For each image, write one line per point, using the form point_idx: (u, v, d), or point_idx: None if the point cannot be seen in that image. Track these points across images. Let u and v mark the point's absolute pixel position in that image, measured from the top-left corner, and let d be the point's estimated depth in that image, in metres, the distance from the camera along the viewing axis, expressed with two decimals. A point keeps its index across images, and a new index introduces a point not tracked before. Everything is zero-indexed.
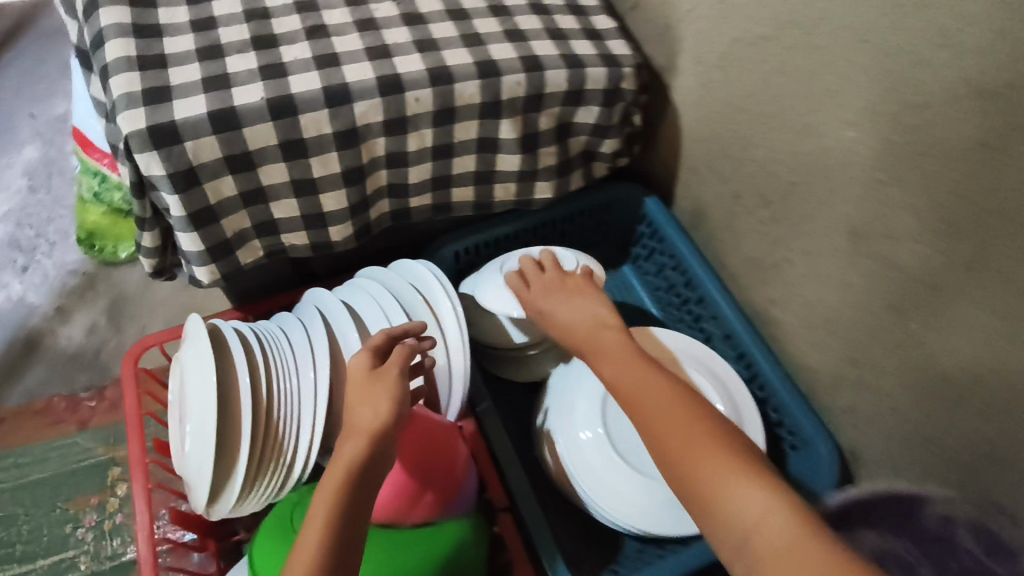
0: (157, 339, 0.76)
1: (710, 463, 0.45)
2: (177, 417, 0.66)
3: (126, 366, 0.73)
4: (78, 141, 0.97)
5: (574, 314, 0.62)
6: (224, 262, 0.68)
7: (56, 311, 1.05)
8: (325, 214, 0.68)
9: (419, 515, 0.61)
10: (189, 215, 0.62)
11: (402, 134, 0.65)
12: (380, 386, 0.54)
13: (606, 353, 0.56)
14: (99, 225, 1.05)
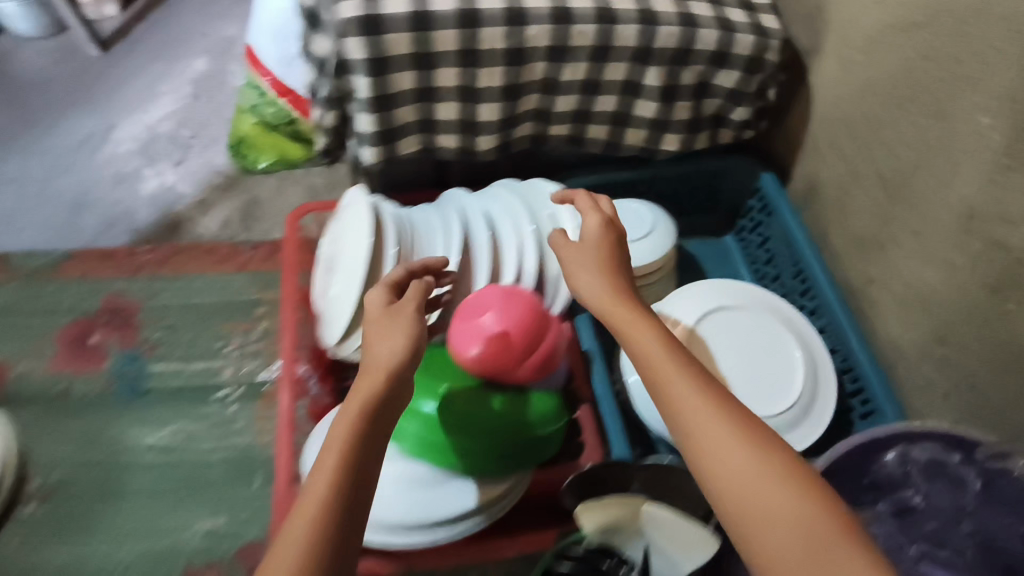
0: (317, 206, 0.86)
1: (736, 472, 0.41)
2: (324, 271, 0.78)
3: (289, 222, 0.85)
4: (252, 60, 1.13)
5: (602, 274, 0.56)
6: (388, 148, 0.78)
7: (197, 203, 1.20)
8: (478, 122, 0.77)
9: (519, 377, 0.67)
10: (371, 97, 0.72)
11: (560, 63, 0.74)
12: (396, 322, 0.52)
13: (632, 327, 0.51)
14: (249, 133, 1.20)
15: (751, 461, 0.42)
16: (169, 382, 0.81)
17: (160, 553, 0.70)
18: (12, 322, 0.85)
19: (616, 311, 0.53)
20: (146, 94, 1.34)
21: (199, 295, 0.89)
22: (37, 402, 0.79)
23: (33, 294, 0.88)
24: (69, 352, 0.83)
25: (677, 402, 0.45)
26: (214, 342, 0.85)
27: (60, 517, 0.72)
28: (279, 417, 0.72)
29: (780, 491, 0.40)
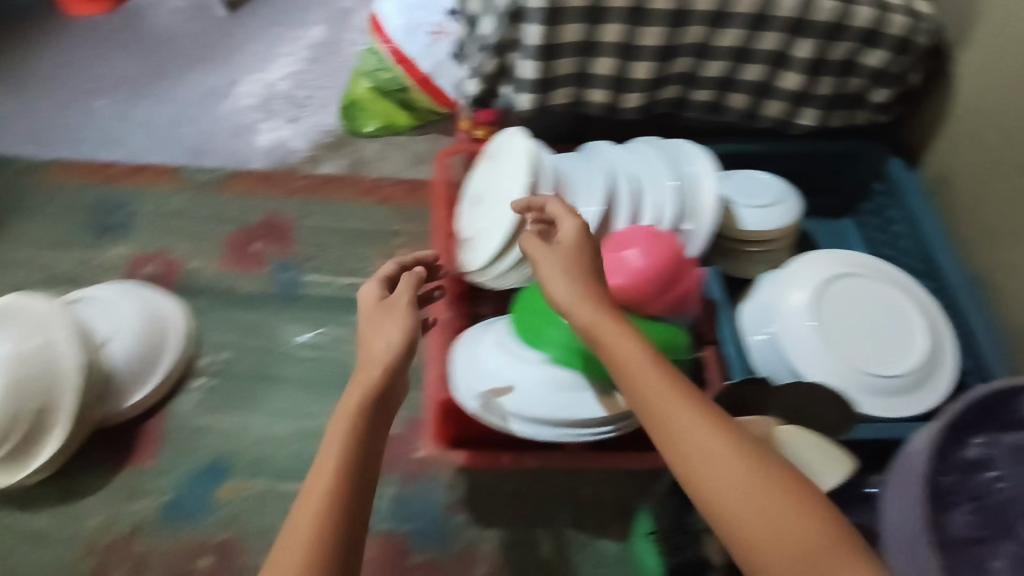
0: (465, 146, 0.92)
1: (728, 489, 0.41)
2: (473, 204, 0.84)
3: (440, 158, 0.92)
4: (375, 27, 1.02)
5: (577, 283, 0.53)
6: (542, 96, 0.83)
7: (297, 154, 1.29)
8: (629, 80, 0.82)
9: (656, 309, 0.72)
10: (539, 45, 0.78)
11: (718, 28, 0.78)
12: (385, 324, 0.54)
13: (614, 339, 0.49)
14: (363, 99, 1.06)
15: (734, 466, 0.42)
16: (320, 291, 0.89)
17: (311, 433, 0.79)
18: (186, 223, 0.95)
19: (593, 325, 0.50)
20: (265, 50, 1.18)
21: (347, 219, 0.97)
22: (207, 294, 0.89)
23: (203, 201, 0.97)
24: (235, 254, 0.92)
25: (665, 413, 0.45)
26: (360, 261, 0.93)
27: (227, 393, 0.81)
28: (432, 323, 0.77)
29: (765, 495, 0.40)
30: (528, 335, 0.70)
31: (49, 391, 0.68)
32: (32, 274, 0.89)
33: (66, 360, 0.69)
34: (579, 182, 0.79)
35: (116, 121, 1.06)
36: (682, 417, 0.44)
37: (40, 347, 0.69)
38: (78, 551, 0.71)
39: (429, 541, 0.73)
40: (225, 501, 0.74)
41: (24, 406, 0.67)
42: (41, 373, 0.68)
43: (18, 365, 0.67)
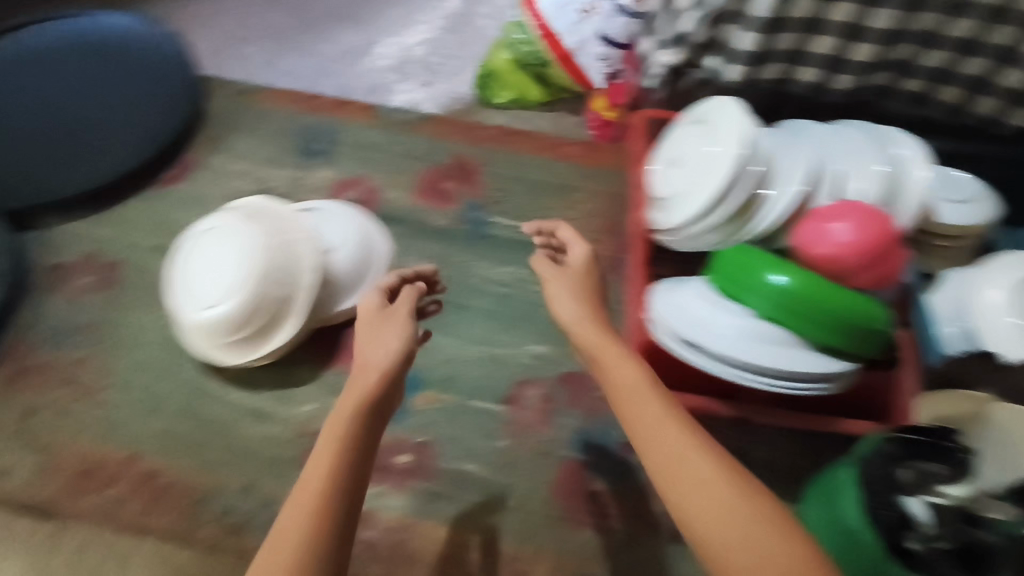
0: (660, 112, 0.94)
1: (681, 472, 0.51)
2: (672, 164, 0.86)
3: (636, 121, 0.94)
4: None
5: (581, 310, 0.69)
6: (754, 68, 0.86)
7: None
8: (846, 61, 0.84)
9: (860, 282, 0.74)
10: (764, 16, 0.80)
11: (949, 19, 0.78)
12: (386, 328, 0.64)
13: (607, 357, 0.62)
14: (501, 70, 1.07)
15: (710, 478, 0.50)
16: (508, 233, 0.94)
17: (497, 360, 0.84)
18: (383, 157, 1.01)
19: (599, 349, 0.63)
20: (404, 15, 1.18)
21: (530, 170, 1.01)
22: (401, 224, 0.95)
23: (397, 139, 1.03)
24: (426, 190, 0.98)
25: (646, 433, 0.54)
26: (543, 211, 0.97)
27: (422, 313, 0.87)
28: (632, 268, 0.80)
29: (738, 506, 0.48)
30: (730, 289, 0.75)
31: (286, 283, 0.75)
32: (247, 186, 0.97)
33: (301, 259, 0.76)
34: (784, 157, 0.81)
35: (268, 80, 1.11)
36: (645, 417, 0.55)
37: (282, 243, 0.75)
38: (294, 433, 0.78)
39: (607, 474, 0.77)
40: (421, 408, 0.80)
41: (267, 293, 0.74)
42: (282, 266, 0.75)
43: (264, 256, 0.74)
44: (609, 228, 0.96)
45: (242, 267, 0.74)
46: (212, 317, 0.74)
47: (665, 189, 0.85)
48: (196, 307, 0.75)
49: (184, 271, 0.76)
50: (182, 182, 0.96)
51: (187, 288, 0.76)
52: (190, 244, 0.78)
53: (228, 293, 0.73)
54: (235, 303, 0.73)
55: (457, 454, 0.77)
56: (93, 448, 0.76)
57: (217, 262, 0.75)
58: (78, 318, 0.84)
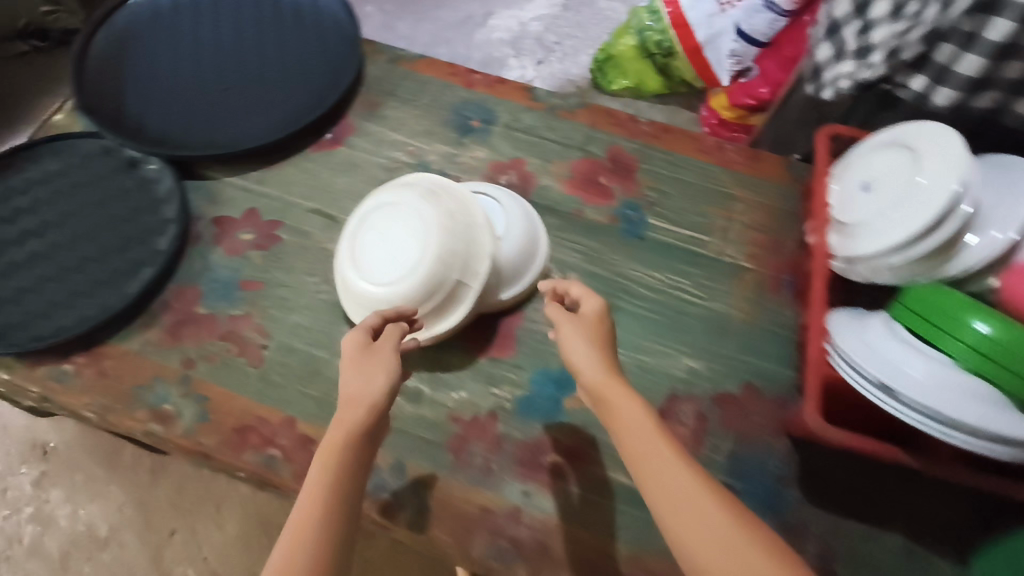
0: (848, 130, 0.88)
1: (702, 530, 0.47)
2: (863, 189, 0.81)
3: (820, 138, 0.88)
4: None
5: (593, 354, 0.61)
6: (966, 95, 0.82)
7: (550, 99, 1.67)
8: None
9: None
10: (997, 43, 0.75)
11: None
12: (374, 362, 0.60)
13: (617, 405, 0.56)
14: (619, 55, 1.58)
15: (735, 544, 0.46)
16: (667, 237, 0.90)
17: (649, 370, 0.80)
18: (539, 142, 0.97)
19: (602, 386, 0.58)
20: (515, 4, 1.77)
21: (690, 172, 0.95)
22: (557, 214, 0.91)
23: (554, 125, 0.99)
24: (578, 181, 0.93)
25: (658, 486, 0.51)
26: (702, 217, 0.92)
27: None
28: (817, 290, 0.75)
29: None
30: (927, 331, 0.69)
31: (464, 268, 0.73)
32: (403, 158, 0.95)
33: (478, 246, 0.75)
34: (1002, 197, 0.73)
35: (432, 50, 1.72)
36: (658, 464, 0.51)
37: (462, 228, 0.74)
38: (443, 417, 0.76)
39: (763, 506, 0.73)
40: (572, 410, 0.77)
41: (445, 276, 0.72)
42: (461, 252, 0.73)
43: (448, 238, 0.72)
44: (773, 243, 0.90)
45: (425, 247, 0.72)
46: (387, 292, 0.72)
47: (853, 214, 0.80)
48: (372, 280, 0.73)
49: (359, 244, 0.75)
50: (340, 147, 0.95)
51: (362, 260, 0.74)
52: (366, 216, 0.76)
53: (409, 271, 0.72)
54: (414, 281, 0.72)
55: (608, 464, 0.75)
56: (250, 405, 0.76)
57: (397, 239, 0.73)
58: (239, 273, 0.84)
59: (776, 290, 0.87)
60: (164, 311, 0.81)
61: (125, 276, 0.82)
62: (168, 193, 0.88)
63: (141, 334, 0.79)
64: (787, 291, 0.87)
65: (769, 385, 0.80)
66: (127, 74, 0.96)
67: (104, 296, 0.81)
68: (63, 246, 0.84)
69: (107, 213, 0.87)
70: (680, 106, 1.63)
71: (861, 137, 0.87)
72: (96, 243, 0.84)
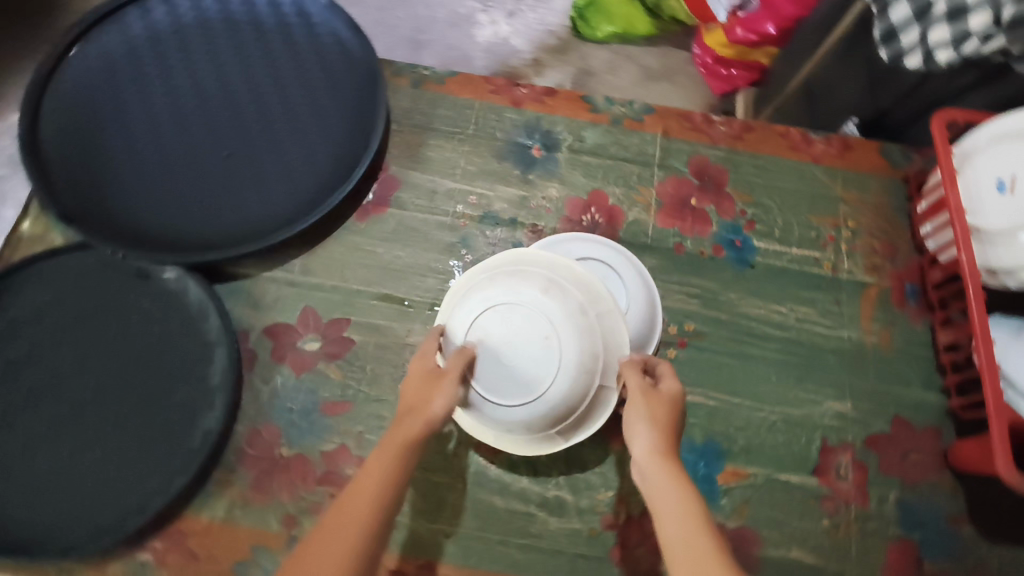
0: (964, 113, 0.77)
1: None
2: (999, 189, 0.71)
3: (933, 124, 0.77)
4: None
5: (654, 436, 0.53)
6: None
7: (533, 61, 1.51)
8: None
9: None
10: None
11: None
12: (441, 384, 0.57)
13: (660, 493, 0.48)
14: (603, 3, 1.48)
15: None
16: (777, 261, 0.81)
17: (797, 423, 0.74)
18: (611, 165, 0.85)
19: (650, 467, 0.51)
20: None
21: (783, 177, 0.85)
22: (656, 252, 0.80)
23: (621, 139, 0.86)
24: (671, 209, 0.82)
25: None
26: (809, 231, 0.82)
27: (709, 369, 0.75)
28: (982, 322, 0.66)
29: None
30: None
31: (607, 369, 0.63)
32: (466, 212, 0.81)
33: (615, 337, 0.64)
34: None
35: (394, 15, 1.51)
36: (689, 554, 0.43)
37: (596, 322, 0.63)
38: (595, 527, 0.68)
39: (945, 553, 0.70)
40: (728, 487, 0.71)
41: (589, 384, 0.62)
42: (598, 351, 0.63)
43: (587, 340, 0.62)
44: (887, 249, 0.82)
45: (564, 352, 0.61)
46: (526, 412, 0.62)
47: (993, 218, 0.71)
48: (502, 400, 0.61)
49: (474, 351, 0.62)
50: (389, 210, 0.80)
51: (482, 376, 0.61)
52: (474, 318, 0.62)
53: (550, 384, 0.61)
54: (560, 395, 0.61)
55: (779, 540, 0.69)
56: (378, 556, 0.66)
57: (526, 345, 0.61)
58: (318, 395, 0.71)
59: (902, 303, 0.80)
60: (241, 461, 0.69)
61: (181, 425, 0.68)
62: (200, 303, 0.73)
63: (221, 497, 0.67)
64: (914, 302, 0.80)
65: (918, 415, 0.75)
66: (102, 162, 0.79)
67: (166, 456, 0.67)
68: (93, 398, 0.70)
69: (132, 343, 0.72)
70: (668, 48, 1.55)
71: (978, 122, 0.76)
72: (133, 385, 0.70)
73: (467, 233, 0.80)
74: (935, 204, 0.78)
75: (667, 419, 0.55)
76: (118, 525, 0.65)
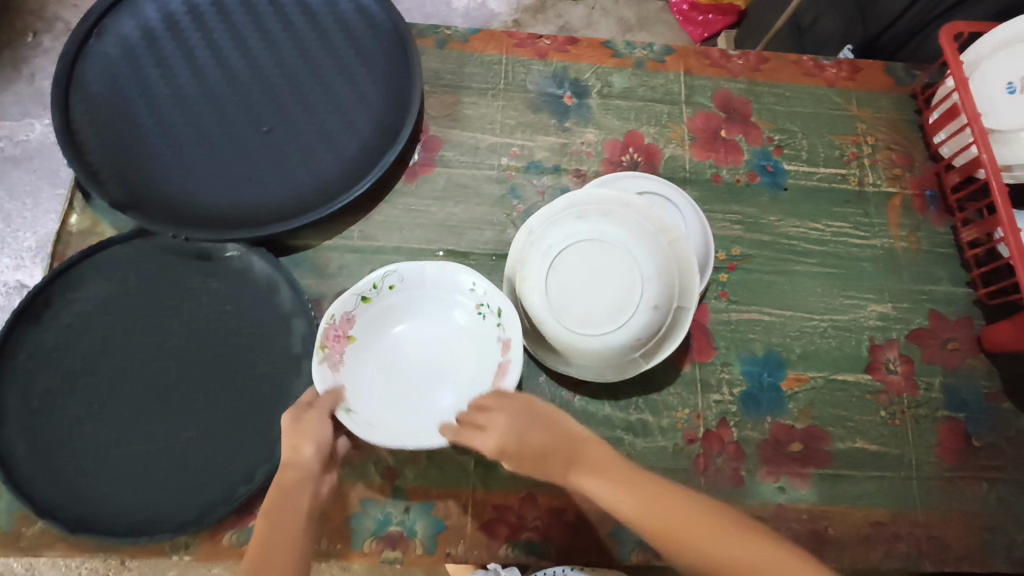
0: (969, 26, 0.80)
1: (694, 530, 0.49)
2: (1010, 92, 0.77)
3: (944, 40, 0.80)
4: None
5: (522, 430, 0.61)
6: None
7: (513, 22, 1.51)
8: None
9: None
10: None
11: None
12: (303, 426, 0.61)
13: (575, 475, 0.57)
14: None
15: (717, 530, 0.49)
16: (807, 181, 0.85)
17: (845, 327, 0.79)
18: (642, 106, 0.87)
19: (536, 453, 0.60)
20: None
21: (802, 103, 0.90)
22: (697, 184, 0.84)
23: (647, 81, 0.89)
24: (704, 142, 0.86)
25: (640, 518, 0.52)
26: (833, 150, 0.87)
27: (758, 288, 0.80)
28: (1008, 212, 0.71)
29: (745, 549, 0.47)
30: None
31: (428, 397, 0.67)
32: (510, 163, 0.83)
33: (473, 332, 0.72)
34: None
35: None
36: (622, 498, 0.53)
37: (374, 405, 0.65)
38: (678, 443, 0.72)
39: (988, 426, 0.77)
40: (793, 392, 0.76)
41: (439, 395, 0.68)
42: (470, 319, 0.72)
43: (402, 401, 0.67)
44: (906, 160, 0.88)
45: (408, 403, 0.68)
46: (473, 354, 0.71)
47: (1006, 121, 0.77)
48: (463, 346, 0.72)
49: (369, 284, 0.67)
50: (436, 168, 0.82)
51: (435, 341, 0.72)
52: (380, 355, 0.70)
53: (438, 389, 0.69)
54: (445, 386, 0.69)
55: (843, 434, 0.75)
56: (481, 494, 0.69)
57: (387, 307, 0.70)
58: None
59: (923, 209, 0.85)
60: None
61: (272, 396, 0.70)
62: (268, 278, 0.74)
63: None
64: (934, 207, 0.85)
65: (951, 307, 0.81)
66: (141, 150, 0.78)
67: (263, 426, 0.69)
68: (177, 381, 0.71)
69: (206, 324, 0.73)
70: None
71: (981, 32, 0.81)
72: (214, 365, 0.71)
73: (515, 184, 0.82)
74: (948, 112, 0.83)
75: (518, 409, 0.62)
76: (227, 497, 0.66)
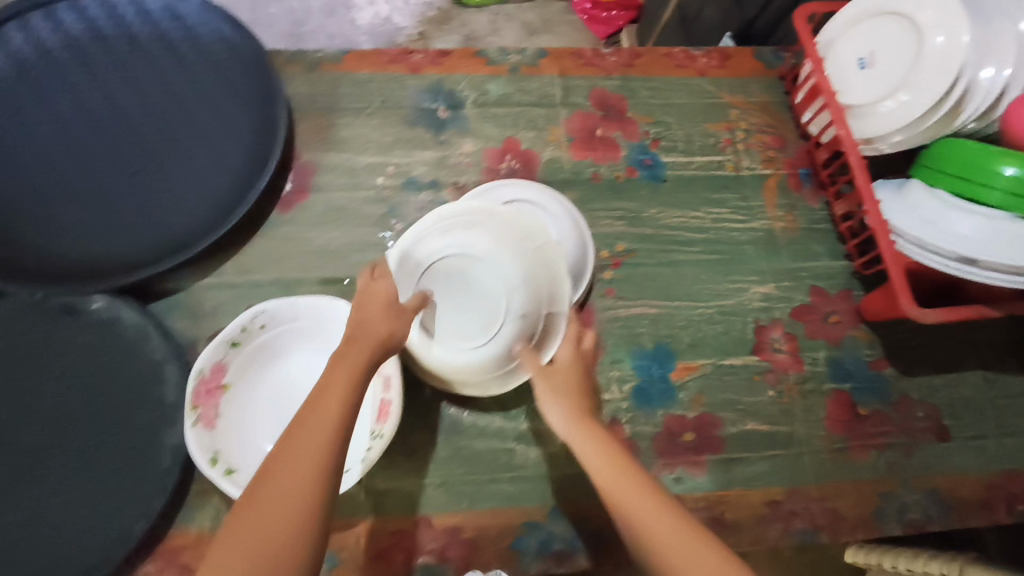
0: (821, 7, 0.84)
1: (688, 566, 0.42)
2: (861, 68, 0.79)
3: (798, 22, 0.83)
4: None
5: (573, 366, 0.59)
6: None
7: (417, 34, 1.50)
8: None
9: None
10: None
11: None
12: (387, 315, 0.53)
13: (577, 437, 0.53)
14: None
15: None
16: (685, 171, 0.87)
17: (731, 311, 0.81)
18: (519, 112, 0.88)
19: (569, 387, 0.57)
20: None
21: (677, 95, 0.91)
22: (577, 185, 0.84)
23: (522, 86, 0.89)
24: (582, 142, 0.87)
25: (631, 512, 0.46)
26: (708, 138, 0.89)
27: (645, 281, 0.81)
28: (866, 185, 0.73)
29: None
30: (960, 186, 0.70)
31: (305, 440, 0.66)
32: (387, 183, 0.82)
33: None
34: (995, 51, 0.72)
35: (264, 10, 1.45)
36: (619, 481, 0.48)
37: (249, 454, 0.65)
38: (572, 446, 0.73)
39: (872, 394, 0.79)
40: (683, 381, 0.77)
41: None
42: None
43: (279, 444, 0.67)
44: (778, 141, 0.90)
45: None
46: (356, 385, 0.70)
47: (860, 96, 0.79)
48: None
49: (237, 330, 0.66)
50: (311, 195, 0.81)
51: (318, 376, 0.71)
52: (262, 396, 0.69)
53: None
54: None
55: (735, 418, 0.76)
56: (375, 523, 0.68)
57: (260, 345, 0.69)
58: None
59: (798, 187, 0.88)
60: None
61: (149, 449, 0.68)
62: (138, 326, 0.71)
63: (205, 508, 0.68)
64: (808, 184, 0.88)
65: (830, 282, 0.83)
66: None
67: (142, 482, 0.67)
68: (49, 444, 0.68)
69: (77, 381, 0.70)
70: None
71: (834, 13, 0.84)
72: (88, 422, 0.69)
73: (393, 203, 0.82)
74: (811, 92, 0.85)
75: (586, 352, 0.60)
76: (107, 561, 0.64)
